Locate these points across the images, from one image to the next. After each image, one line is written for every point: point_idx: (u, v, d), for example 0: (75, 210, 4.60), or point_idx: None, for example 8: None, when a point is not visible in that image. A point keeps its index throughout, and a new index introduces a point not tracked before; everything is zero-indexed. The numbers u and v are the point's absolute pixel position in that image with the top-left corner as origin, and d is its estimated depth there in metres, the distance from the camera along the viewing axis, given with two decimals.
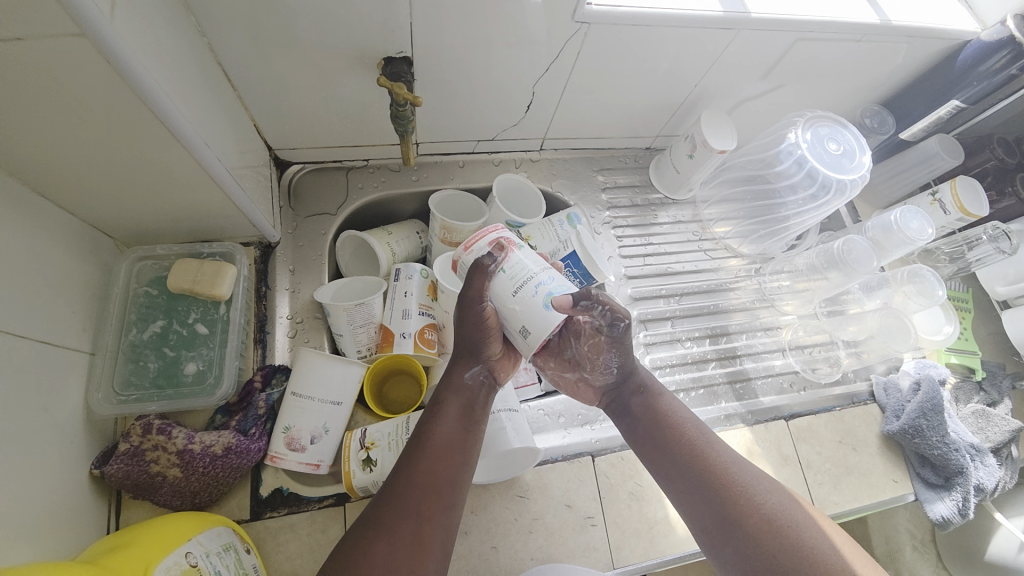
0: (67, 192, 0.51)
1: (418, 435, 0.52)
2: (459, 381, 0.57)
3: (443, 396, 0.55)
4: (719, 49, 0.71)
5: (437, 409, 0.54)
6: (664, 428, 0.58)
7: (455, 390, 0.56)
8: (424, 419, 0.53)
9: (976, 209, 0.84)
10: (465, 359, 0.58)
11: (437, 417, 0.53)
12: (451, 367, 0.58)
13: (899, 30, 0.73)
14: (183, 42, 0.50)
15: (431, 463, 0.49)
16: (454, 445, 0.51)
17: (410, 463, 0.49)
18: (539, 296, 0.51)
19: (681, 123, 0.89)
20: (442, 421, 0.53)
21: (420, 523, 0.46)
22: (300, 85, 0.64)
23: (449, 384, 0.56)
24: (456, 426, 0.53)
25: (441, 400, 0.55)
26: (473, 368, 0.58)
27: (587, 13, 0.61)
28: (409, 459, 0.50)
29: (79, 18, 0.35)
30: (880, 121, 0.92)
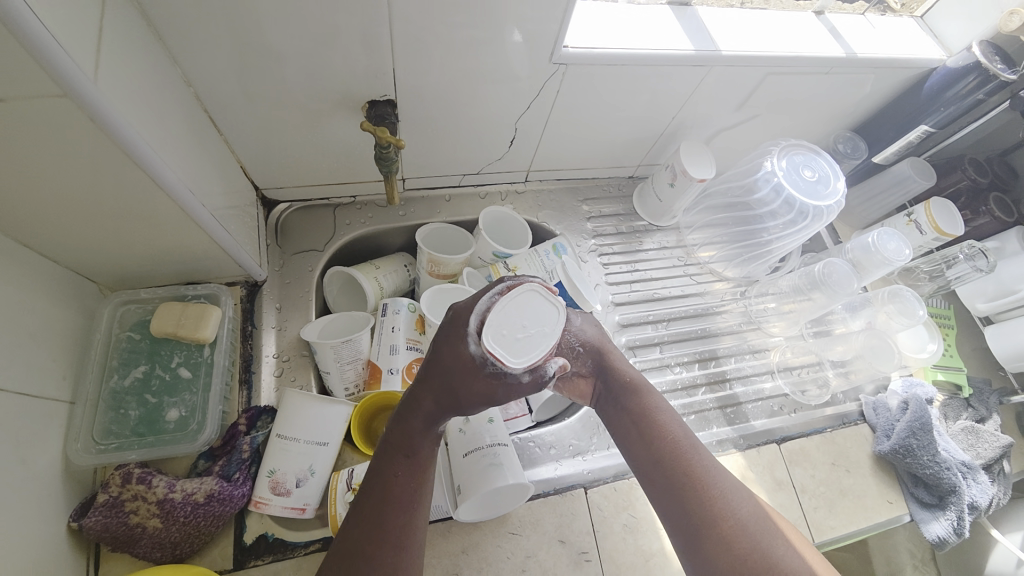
0: (50, 240, 0.51)
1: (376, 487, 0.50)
2: (425, 427, 0.53)
3: (416, 445, 0.52)
4: (694, 83, 0.73)
5: (390, 456, 0.51)
6: (679, 453, 0.54)
7: (423, 435, 0.53)
8: (382, 467, 0.51)
9: (951, 229, 0.86)
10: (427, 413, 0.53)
11: (405, 467, 0.51)
12: (413, 406, 0.53)
13: (864, 62, 0.77)
14: (167, 92, 0.52)
15: (397, 517, 0.49)
16: (402, 503, 0.49)
17: (368, 516, 0.48)
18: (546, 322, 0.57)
19: (661, 152, 0.92)
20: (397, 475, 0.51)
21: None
22: (286, 127, 0.65)
23: (407, 423, 0.53)
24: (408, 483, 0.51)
25: (407, 448, 0.52)
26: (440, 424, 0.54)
27: (564, 54, 0.63)
28: (375, 512, 0.48)
29: (61, 81, 0.36)
30: (853, 147, 0.95)
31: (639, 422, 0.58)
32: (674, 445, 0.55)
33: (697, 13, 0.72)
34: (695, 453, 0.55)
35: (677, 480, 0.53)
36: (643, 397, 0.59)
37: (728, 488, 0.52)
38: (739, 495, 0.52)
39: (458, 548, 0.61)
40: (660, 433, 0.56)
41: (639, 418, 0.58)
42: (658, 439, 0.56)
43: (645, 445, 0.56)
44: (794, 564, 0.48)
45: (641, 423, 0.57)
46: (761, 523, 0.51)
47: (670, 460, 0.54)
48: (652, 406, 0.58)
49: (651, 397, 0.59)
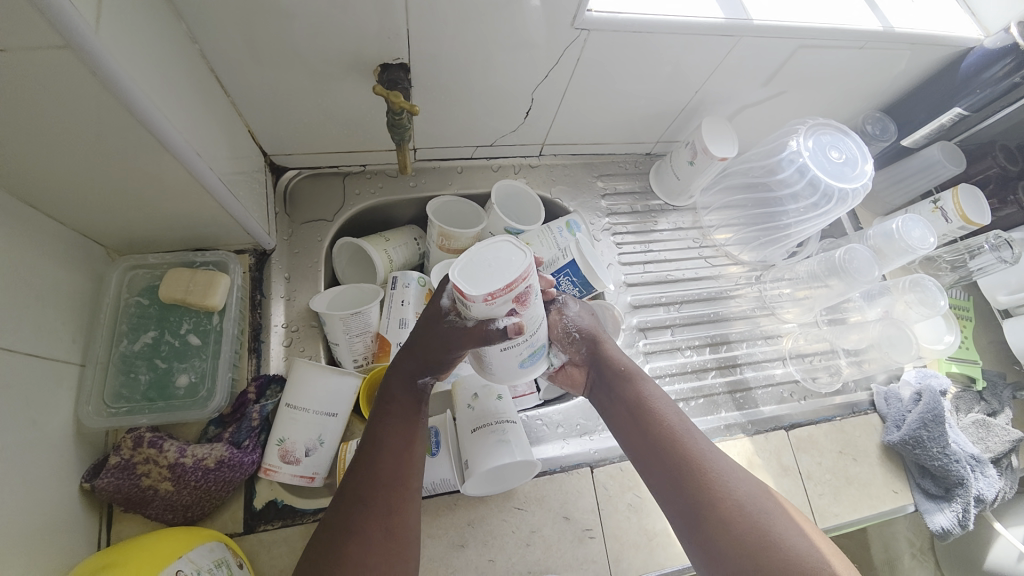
0: (57, 201, 0.50)
1: (371, 441, 0.51)
2: (415, 384, 0.53)
3: (398, 397, 0.53)
4: (719, 55, 0.70)
5: (387, 413, 0.52)
6: (678, 441, 0.54)
7: (410, 391, 0.53)
8: (373, 418, 0.53)
9: (978, 218, 0.83)
10: (422, 368, 0.52)
11: (392, 425, 0.52)
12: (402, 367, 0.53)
13: (901, 38, 0.73)
14: (173, 50, 0.50)
15: (388, 470, 0.50)
16: (394, 455, 0.51)
17: (359, 466, 0.50)
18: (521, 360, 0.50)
19: (681, 129, 0.89)
20: (388, 428, 0.52)
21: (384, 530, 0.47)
22: (295, 91, 0.63)
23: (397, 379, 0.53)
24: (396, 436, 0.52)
25: (393, 401, 0.53)
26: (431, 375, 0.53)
27: (586, 19, 0.60)
28: (361, 464, 0.50)
29: (62, 31, 0.34)
30: (882, 129, 0.91)
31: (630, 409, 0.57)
32: (666, 430, 0.55)
33: None
34: (687, 434, 0.55)
35: (673, 465, 0.53)
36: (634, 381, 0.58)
37: (720, 466, 0.52)
38: (727, 469, 0.52)
39: (463, 521, 0.61)
40: (650, 417, 0.56)
41: (630, 407, 0.57)
42: (652, 428, 0.55)
43: (637, 431, 0.56)
44: (800, 547, 0.48)
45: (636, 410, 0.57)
46: (752, 495, 0.51)
47: (664, 448, 0.54)
48: (635, 391, 0.58)
49: (640, 381, 0.58)
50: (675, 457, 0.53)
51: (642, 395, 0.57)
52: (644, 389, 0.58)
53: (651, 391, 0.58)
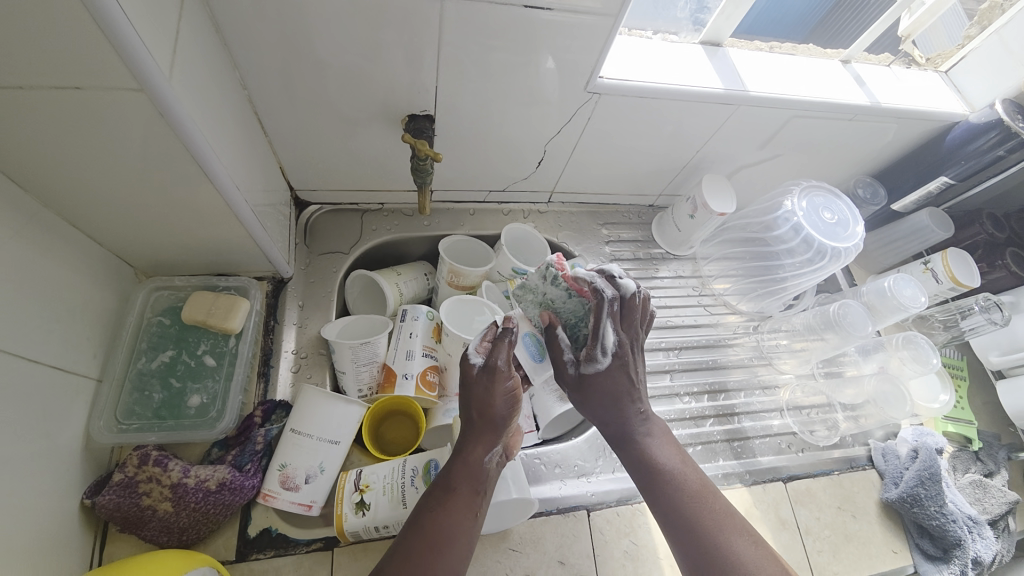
0: (99, 223, 0.54)
1: (423, 527, 0.50)
2: (476, 464, 0.55)
3: (455, 482, 0.53)
4: (719, 120, 0.76)
5: (447, 499, 0.52)
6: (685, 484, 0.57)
7: (470, 475, 0.54)
8: (427, 503, 0.52)
9: (967, 280, 0.87)
10: (481, 441, 0.56)
11: (447, 506, 0.51)
12: (463, 448, 0.56)
13: (888, 112, 0.79)
14: (227, 94, 0.55)
15: (435, 562, 0.48)
16: (462, 540, 0.50)
17: (403, 552, 0.48)
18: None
19: (684, 184, 0.94)
20: (450, 510, 0.51)
21: None
22: (327, 133, 0.68)
23: (460, 461, 0.55)
24: (466, 518, 0.51)
25: (452, 487, 0.53)
26: (493, 451, 0.56)
27: (599, 84, 0.66)
28: (403, 549, 0.48)
29: (140, 77, 0.39)
30: (872, 193, 0.96)
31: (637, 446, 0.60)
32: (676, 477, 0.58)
33: (728, 55, 0.75)
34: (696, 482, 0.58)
35: (682, 508, 0.56)
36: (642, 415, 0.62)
37: (727, 518, 0.55)
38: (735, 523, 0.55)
39: None
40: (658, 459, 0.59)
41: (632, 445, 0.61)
42: (659, 471, 0.58)
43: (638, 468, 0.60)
44: None
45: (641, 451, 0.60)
46: (763, 552, 0.52)
47: (671, 491, 0.57)
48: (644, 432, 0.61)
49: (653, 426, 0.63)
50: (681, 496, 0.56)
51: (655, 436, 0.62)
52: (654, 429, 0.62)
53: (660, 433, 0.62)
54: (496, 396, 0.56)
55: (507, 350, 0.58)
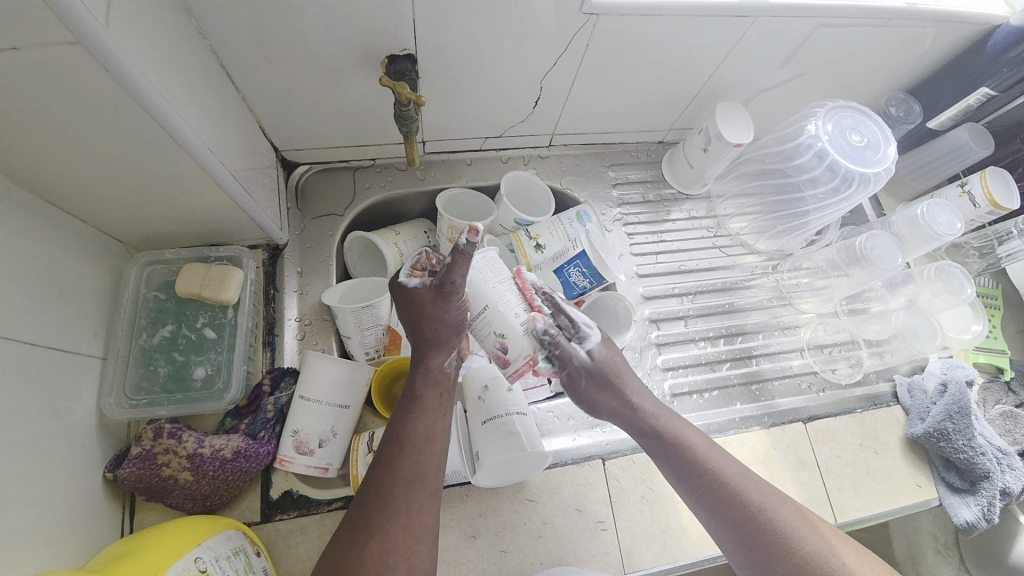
0: (76, 199, 0.51)
1: (395, 432, 0.52)
2: (438, 371, 0.56)
3: (420, 390, 0.54)
4: (734, 39, 0.68)
5: (416, 406, 0.53)
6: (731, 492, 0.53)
7: (434, 381, 0.55)
8: (398, 413, 0.53)
9: (1007, 203, 0.80)
10: (440, 350, 0.56)
11: (417, 411, 0.53)
12: (424, 358, 0.56)
13: (927, 14, 0.69)
14: (184, 46, 0.50)
15: (413, 458, 0.50)
16: (432, 440, 0.52)
17: (386, 460, 0.50)
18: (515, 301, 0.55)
19: (696, 116, 0.87)
20: (420, 413, 0.53)
21: (407, 516, 0.47)
22: (304, 85, 0.63)
23: (421, 369, 0.55)
24: (435, 418, 0.53)
25: (417, 394, 0.54)
26: (450, 357, 0.57)
27: (595, 3, 0.58)
28: (388, 456, 0.50)
29: (73, 27, 0.35)
30: (907, 110, 0.87)
31: (700, 470, 0.54)
32: (747, 496, 0.53)
33: None
34: (762, 488, 0.54)
35: (752, 524, 0.51)
36: (675, 430, 0.57)
37: (800, 522, 0.52)
38: (812, 529, 0.51)
39: (475, 513, 0.62)
40: (724, 476, 0.54)
41: (694, 465, 0.55)
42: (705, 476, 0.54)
43: (706, 490, 0.54)
44: None
45: (695, 460, 0.55)
46: (835, 545, 0.51)
47: (739, 506, 0.52)
48: (700, 448, 0.56)
49: (681, 425, 0.58)
50: (732, 512, 0.52)
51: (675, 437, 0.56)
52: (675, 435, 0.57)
53: (686, 435, 0.57)
54: (449, 312, 0.55)
55: (466, 267, 0.54)
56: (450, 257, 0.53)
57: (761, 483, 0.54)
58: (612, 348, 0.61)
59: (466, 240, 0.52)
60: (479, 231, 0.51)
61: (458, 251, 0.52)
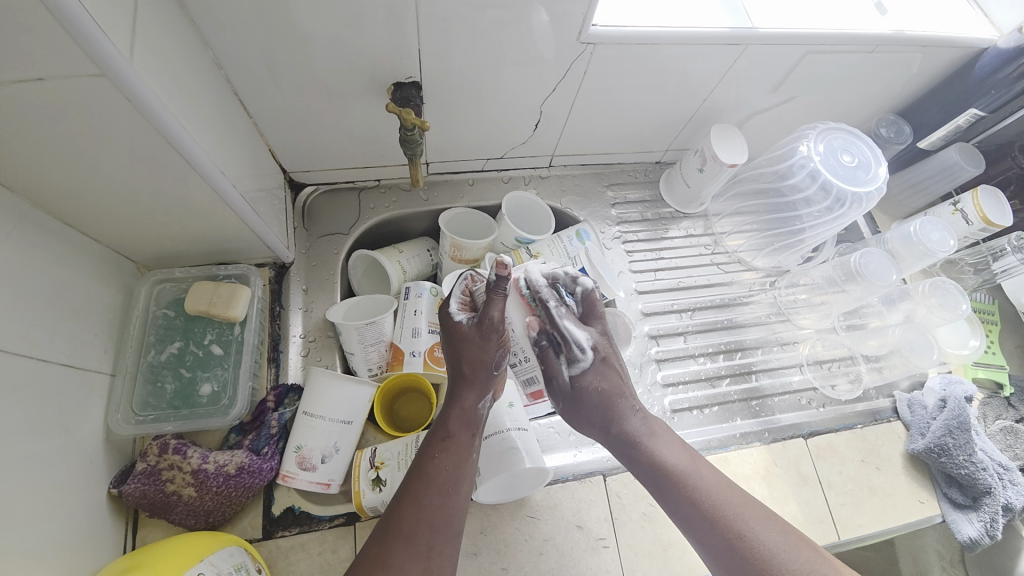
0: (91, 219, 0.53)
1: (422, 469, 0.52)
2: (470, 412, 0.56)
3: (451, 429, 0.55)
4: (726, 65, 0.71)
5: (444, 444, 0.54)
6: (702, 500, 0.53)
7: (466, 421, 0.56)
8: (427, 448, 0.54)
9: (999, 220, 0.81)
10: (472, 390, 0.57)
11: (447, 450, 0.53)
12: (457, 397, 0.57)
13: (912, 41, 0.72)
14: (200, 76, 0.53)
15: (439, 499, 0.50)
16: (458, 480, 0.52)
17: (410, 497, 0.50)
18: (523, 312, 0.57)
19: (692, 137, 0.89)
20: (447, 453, 0.53)
21: (429, 559, 0.47)
22: (314, 111, 0.66)
23: (455, 408, 0.56)
24: (462, 459, 0.53)
25: (450, 433, 0.54)
26: (484, 399, 0.57)
27: (592, 34, 0.61)
28: (415, 494, 0.50)
29: (99, 60, 0.37)
30: (896, 131, 0.90)
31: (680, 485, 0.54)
32: (719, 506, 0.53)
33: None
34: (741, 506, 0.53)
35: (731, 545, 0.51)
36: (653, 446, 0.57)
37: (781, 541, 0.51)
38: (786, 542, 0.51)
39: (476, 529, 0.62)
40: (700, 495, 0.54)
41: (671, 483, 0.55)
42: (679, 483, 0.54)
43: (675, 500, 0.54)
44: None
45: (673, 479, 0.55)
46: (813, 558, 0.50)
47: (717, 527, 0.52)
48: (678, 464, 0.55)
49: (658, 443, 0.57)
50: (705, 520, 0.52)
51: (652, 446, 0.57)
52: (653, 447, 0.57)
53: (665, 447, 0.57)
54: (490, 351, 0.57)
55: (503, 302, 0.56)
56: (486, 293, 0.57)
57: (740, 503, 0.53)
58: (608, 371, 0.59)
59: (495, 274, 0.55)
60: (507, 266, 0.54)
61: (492, 285, 0.55)
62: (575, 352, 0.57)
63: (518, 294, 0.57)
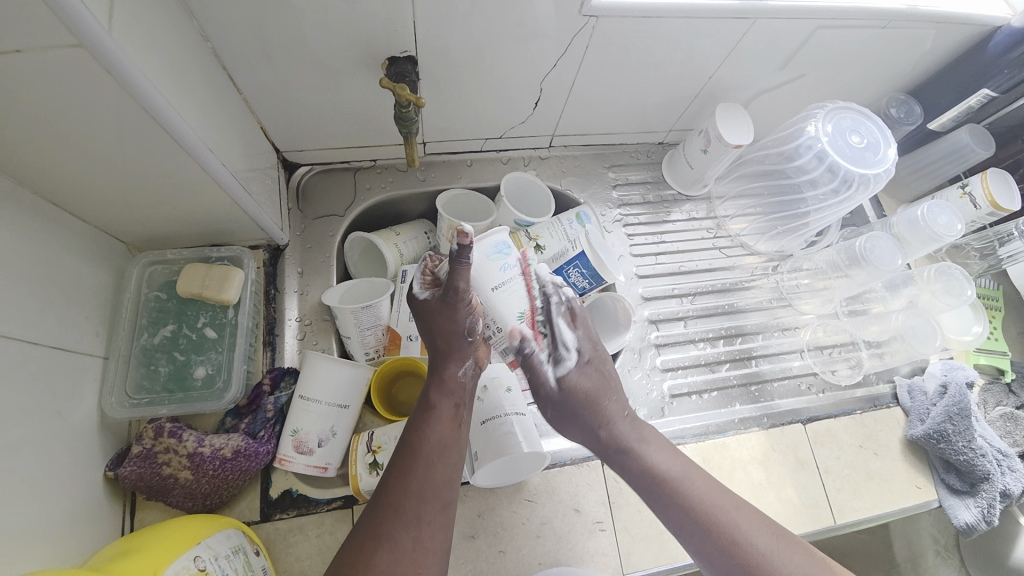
0: (78, 199, 0.52)
1: (410, 442, 0.52)
2: (453, 381, 0.55)
3: (435, 399, 0.54)
4: (733, 40, 0.68)
5: (429, 414, 0.53)
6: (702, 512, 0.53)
7: (448, 391, 0.55)
8: (413, 423, 0.53)
9: (1008, 204, 0.79)
10: (452, 358, 0.56)
11: (432, 421, 0.53)
12: (439, 368, 0.56)
13: (927, 16, 0.69)
14: (186, 49, 0.51)
15: (427, 470, 0.50)
16: (445, 450, 0.52)
17: (400, 469, 0.50)
18: (496, 265, 0.55)
19: (697, 117, 0.87)
20: (434, 424, 0.53)
21: (419, 528, 0.47)
22: (306, 87, 0.64)
23: (435, 380, 0.55)
24: (448, 429, 0.53)
25: (432, 404, 0.54)
26: (465, 366, 0.56)
27: (594, 6, 0.59)
28: (402, 466, 0.50)
29: (76, 30, 0.35)
30: (907, 111, 0.87)
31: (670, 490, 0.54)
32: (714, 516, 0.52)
33: None
34: (734, 511, 0.53)
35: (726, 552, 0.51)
36: (643, 451, 0.57)
37: (775, 544, 0.51)
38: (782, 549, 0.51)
39: (474, 512, 0.62)
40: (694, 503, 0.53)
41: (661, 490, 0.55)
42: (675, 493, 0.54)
43: (672, 510, 0.54)
44: None
45: (663, 486, 0.55)
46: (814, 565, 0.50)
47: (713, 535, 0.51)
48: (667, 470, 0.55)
49: (650, 449, 0.57)
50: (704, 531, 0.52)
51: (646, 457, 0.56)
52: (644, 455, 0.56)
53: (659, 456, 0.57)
54: (458, 319, 0.56)
55: (468, 271, 0.54)
56: (449, 263, 0.54)
57: (728, 505, 0.53)
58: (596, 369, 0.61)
59: (455, 244, 0.52)
60: (468, 233, 0.51)
61: (453, 256, 0.52)
62: (560, 351, 0.59)
63: (483, 257, 0.55)
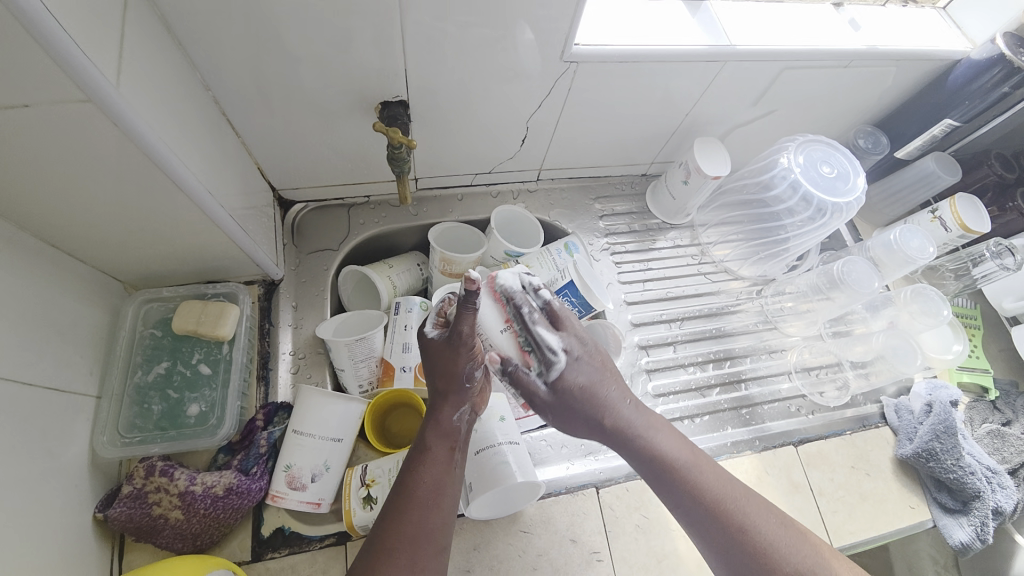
0: (78, 241, 0.53)
1: (404, 483, 0.52)
2: (448, 424, 0.56)
3: (430, 441, 0.55)
4: (707, 80, 0.72)
5: (423, 456, 0.53)
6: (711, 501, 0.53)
7: (444, 433, 0.55)
8: (408, 464, 0.54)
9: (977, 227, 0.83)
10: (448, 401, 0.57)
11: (426, 463, 0.53)
12: (436, 410, 0.57)
13: (885, 55, 0.75)
14: (188, 97, 0.53)
15: (422, 513, 0.50)
16: (439, 493, 0.52)
17: (394, 511, 0.50)
18: (500, 303, 0.60)
19: (677, 150, 0.91)
20: (427, 467, 0.53)
21: (412, 573, 0.47)
22: (303, 129, 0.67)
23: (433, 422, 0.56)
24: (443, 471, 0.53)
25: (427, 446, 0.54)
26: (461, 410, 0.57)
27: (574, 52, 0.63)
28: (396, 508, 0.50)
29: (85, 86, 0.38)
30: (873, 142, 0.92)
31: (680, 474, 0.55)
32: (721, 502, 0.53)
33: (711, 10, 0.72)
34: (740, 499, 0.53)
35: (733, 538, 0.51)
36: (651, 439, 0.57)
37: (780, 530, 0.52)
38: (788, 533, 0.52)
39: (469, 546, 0.61)
40: (698, 487, 0.54)
41: (673, 478, 0.54)
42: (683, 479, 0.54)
43: (679, 495, 0.54)
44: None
45: (670, 471, 0.55)
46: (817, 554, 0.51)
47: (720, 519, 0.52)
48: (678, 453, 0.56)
49: (658, 435, 0.57)
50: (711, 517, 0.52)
51: (651, 445, 0.56)
52: (651, 442, 0.57)
53: (665, 444, 0.56)
54: (459, 363, 0.57)
55: (474, 316, 0.56)
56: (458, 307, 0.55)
57: (740, 494, 0.54)
58: (589, 363, 0.60)
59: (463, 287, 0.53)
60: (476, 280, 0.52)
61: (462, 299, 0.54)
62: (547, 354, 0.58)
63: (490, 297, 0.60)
